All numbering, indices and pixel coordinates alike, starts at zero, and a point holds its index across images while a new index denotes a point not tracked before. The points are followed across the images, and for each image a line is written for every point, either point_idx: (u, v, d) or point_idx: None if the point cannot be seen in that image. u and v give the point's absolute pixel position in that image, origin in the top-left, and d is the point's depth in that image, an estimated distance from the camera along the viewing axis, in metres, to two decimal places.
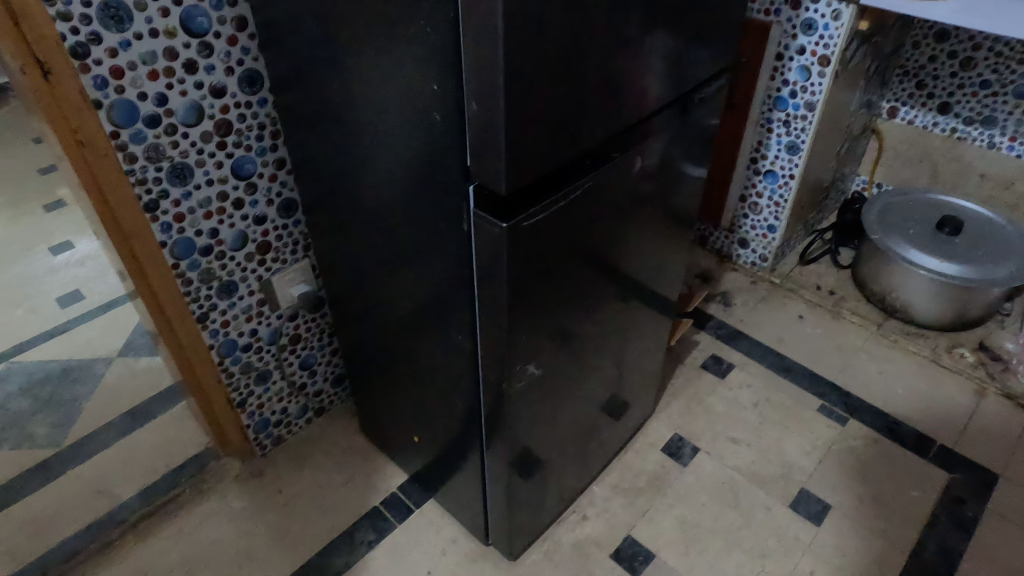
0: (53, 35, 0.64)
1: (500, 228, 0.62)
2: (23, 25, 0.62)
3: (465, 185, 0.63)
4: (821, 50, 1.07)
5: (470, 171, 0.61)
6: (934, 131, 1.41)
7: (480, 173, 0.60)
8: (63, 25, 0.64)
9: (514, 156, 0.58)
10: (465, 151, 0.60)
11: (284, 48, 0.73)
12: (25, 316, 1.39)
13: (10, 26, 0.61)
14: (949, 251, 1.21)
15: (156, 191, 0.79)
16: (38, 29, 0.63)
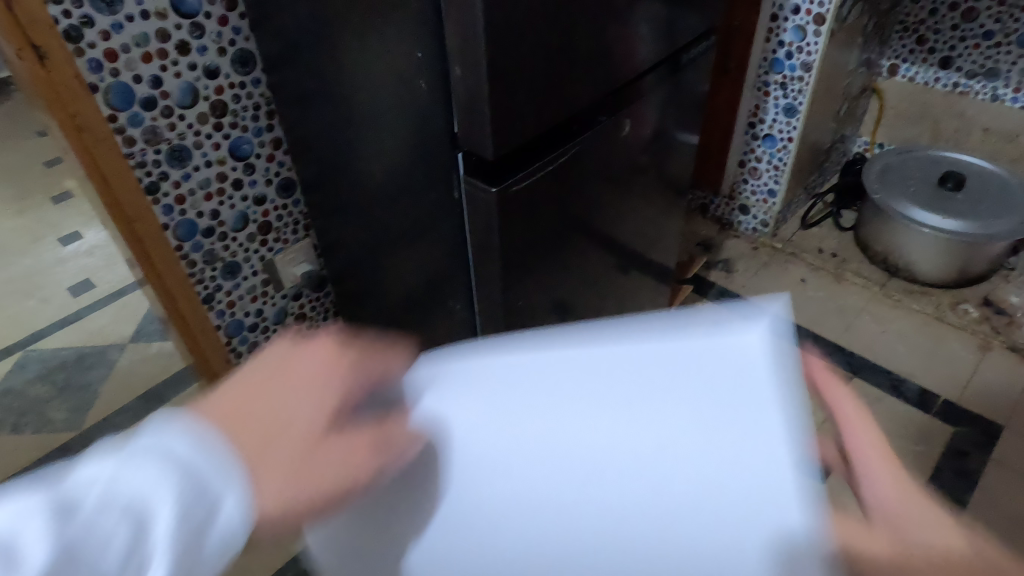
0: (46, 18, 0.64)
1: (489, 193, 0.63)
2: (16, 9, 0.62)
3: (453, 153, 0.64)
4: (815, 9, 1.06)
5: (458, 138, 0.62)
6: (935, 87, 1.40)
7: (467, 139, 0.61)
8: (56, 8, 0.64)
9: (502, 127, 0.59)
10: (454, 123, 0.61)
11: (273, 28, 0.73)
12: (39, 306, 1.41)
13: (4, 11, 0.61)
14: (952, 207, 1.20)
15: (156, 174, 0.79)
16: (31, 13, 0.63)
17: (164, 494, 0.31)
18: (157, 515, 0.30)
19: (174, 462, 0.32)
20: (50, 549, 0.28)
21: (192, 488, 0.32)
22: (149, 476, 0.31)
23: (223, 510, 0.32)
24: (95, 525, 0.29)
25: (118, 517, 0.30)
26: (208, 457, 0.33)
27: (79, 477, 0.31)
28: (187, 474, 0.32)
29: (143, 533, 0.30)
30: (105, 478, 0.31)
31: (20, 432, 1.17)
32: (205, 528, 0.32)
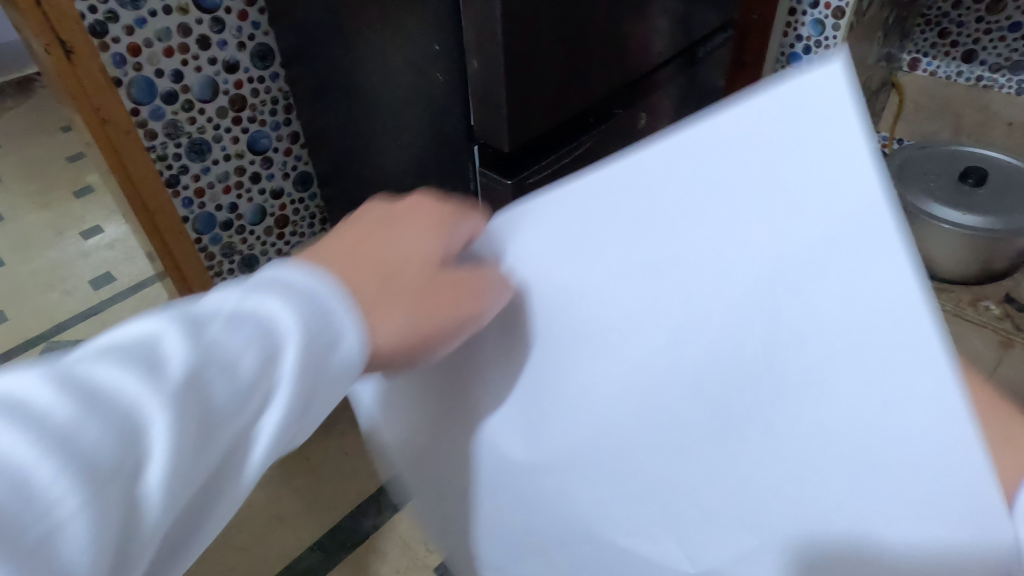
0: (74, 13, 0.64)
1: (506, 183, 0.64)
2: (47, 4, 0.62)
3: (470, 145, 0.64)
4: (835, 3, 1.04)
5: (474, 131, 0.62)
6: (958, 81, 1.38)
7: (483, 131, 0.61)
8: (83, 4, 0.65)
9: (516, 122, 0.59)
10: (468, 115, 0.62)
11: (292, 24, 0.74)
12: (62, 298, 1.44)
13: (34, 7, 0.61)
14: (974, 203, 1.18)
15: (177, 167, 0.80)
16: (60, 7, 0.63)
17: (291, 329, 0.28)
18: (284, 352, 0.28)
19: (299, 301, 0.29)
20: (181, 382, 0.26)
21: (319, 328, 0.29)
22: (271, 312, 0.28)
23: (350, 351, 0.30)
24: (225, 359, 0.27)
25: (245, 351, 0.27)
26: (331, 300, 0.30)
27: (201, 312, 0.28)
28: (313, 317, 0.29)
29: (273, 367, 0.28)
30: (228, 313, 0.28)
31: None
32: (334, 369, 0.30)
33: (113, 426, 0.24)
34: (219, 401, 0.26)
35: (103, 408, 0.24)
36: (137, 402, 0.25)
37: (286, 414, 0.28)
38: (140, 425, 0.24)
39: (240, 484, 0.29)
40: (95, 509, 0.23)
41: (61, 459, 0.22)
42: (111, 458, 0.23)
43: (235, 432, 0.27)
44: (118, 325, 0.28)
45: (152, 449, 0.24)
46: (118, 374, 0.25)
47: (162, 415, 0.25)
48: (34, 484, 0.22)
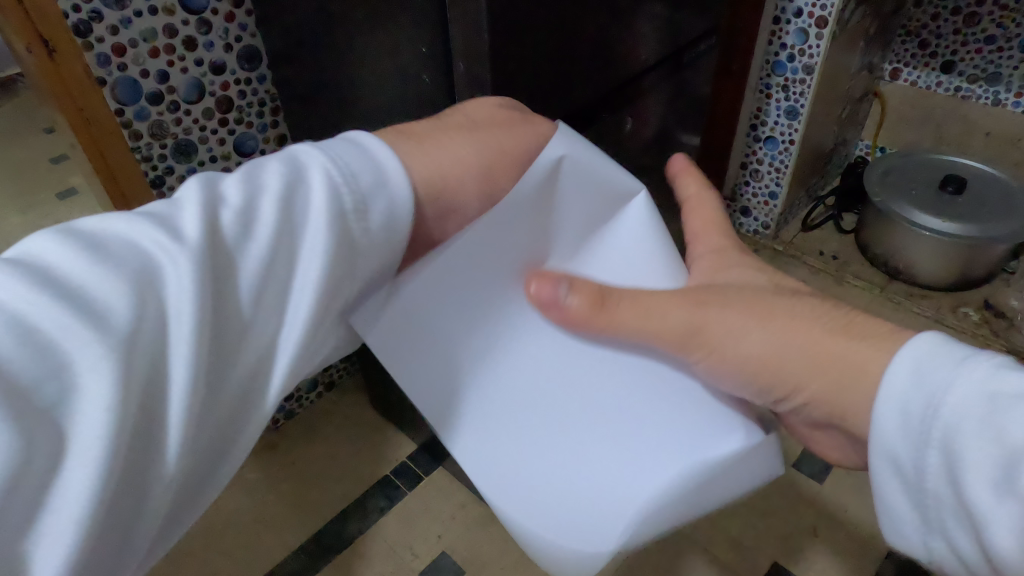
0: (57, 13, 0.64)
1: None
2: (28, 3, 0.61)
3: None
4: (818, 12, 1.06)
5: None
6: (937, 91, 1.40)
7: None
8: (66, 3, 0.64)
9: None
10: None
11: (280, 26, 0.74)
12: None
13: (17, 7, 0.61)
14: (952, 210, 1.21)
15: (162, 168, 0.80)
16: (41, 6, 0.62)
17: (310, 175, 0.43)
18: (304, 191, 0.42)
19: (318, 156, 0.44)
20: (196, 225, 0.38)
21: (339, 171, 0.43)
22: (288, 169, 0.43)
23: (372, 187, 0.44)
24: (243, 206, 0.41)
25: (262, 197, 0.41)
26: (352, 157, 0.44)
27: (225, 181, 0.42)
28: (329, 165, 0.43)
29: (288, 205, 0.41)
30: (248, 176, 0.43)
31: None
32: (360, 200, 0.43)
33: (137, 261, 0.36)
34: (238, 235, 0.40)
35: (127, 248, 0.36)
36: (162, 242, 0.37)
37: (321, 234, 0.41)
38: (158, 278, 0.36)
39: (284, 303, 0.41)
40: (128, 304, 0.34)
41: (102, 270, 0.35)
42: (122, 307, 0.34)
43: (273, 246, 0.40)
44: (148, 205, 0.41)
45: (171, 269, 0.36)
46: (146, 227, 0.38)
47: (179, 248, 0.37)
48: (54, 320, 0.32)
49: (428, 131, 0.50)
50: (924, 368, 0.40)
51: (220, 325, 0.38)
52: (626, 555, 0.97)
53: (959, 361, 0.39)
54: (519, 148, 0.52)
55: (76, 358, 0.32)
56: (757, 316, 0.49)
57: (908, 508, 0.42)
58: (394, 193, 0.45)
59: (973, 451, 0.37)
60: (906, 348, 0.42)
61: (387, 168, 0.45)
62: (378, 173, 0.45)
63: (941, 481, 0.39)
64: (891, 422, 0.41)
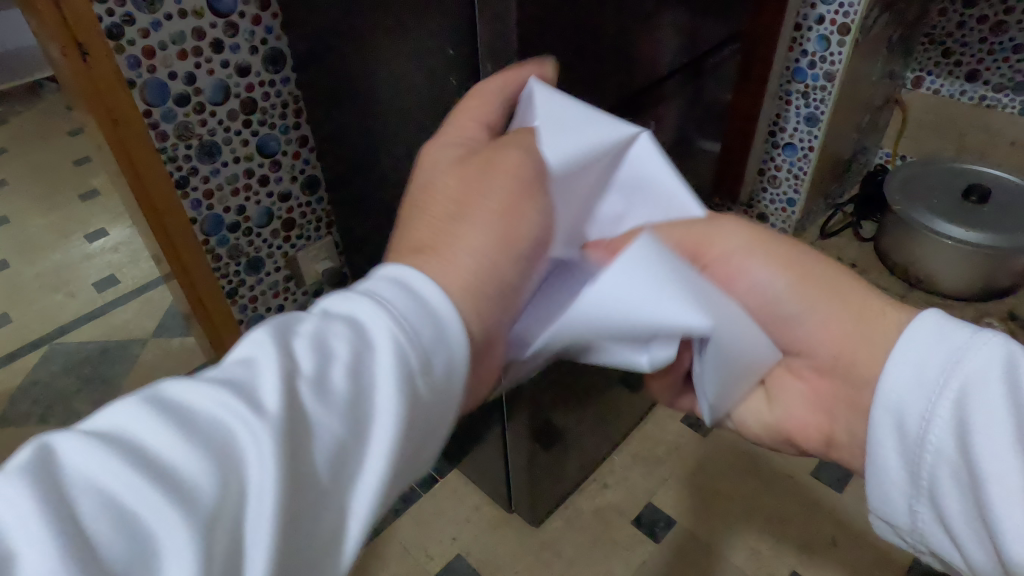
0: (91, 16, 0.65)
1: None
2: (64, 6, 0.63)
3: None
4: (840, 19, 1.05)
5: None
6: (961, 100, 1.38)
7: None
8: (100, 6, 0.66)
9: None
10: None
11: (308, 29, 0.75)
12: (65, 301, 1.45)
13: (53, 10, 0.62)
14: (975, 218, 1.19)
15: (187, 168, 0.81)
16: (77, 9, 0.64)
17: (375, 333, 0.36)
18: (371, 355, 0.36)
19: (379, 304, 0.37)
20: (277, 394, 0.32)
21: (402, 326, 0.36)
22: (354, 327, 0.36)
23: (437, 341, 0.37)
24: (315, 374, 0.34)
25: (330, 364, 0.35)
26: (412, 304, 0.38)
27: (293, 339, 0.36)
28: (396, 320, 0.36)
29: (356, 373, 0.35)
30: (313, 334, 0.36)
31: (48, 423, 1.22)
32: (425, 359, 0.37)
33: (214, 436, 0.30)
34: (312, 411, 0.33)
35: (209, 419, 0.30)
36: (240, 412, 0.31)
37: (393, 402, 0.35)
38: (238, 456, 0.30)
39: (351, 493, 0.33)
40: (212, 486, 0.28)
41: (183, 451, 0.29)
42: (202, 489, 0.28)
43: (344, 428, 0.33)
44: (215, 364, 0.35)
45: (250, 448, 0.30)
46: (223, 393, 0.31)
47: (262, 424, 0.31)
48: (131, 507, 0.26)
49: (438, 238, 0.43)
50: (941, 332, 0.41)
51: (297, 515, 0.31)
52: (642, 561, 0.96)
53: (976, 330, 0.41)
54: (523, 208, 0.46)
55: (156, 541, 0.26)
56: (762, 245, 0.48)
57: (897, 467, 0.44)
58: (454, 346, 0.38)
59: (989, 410, 0.38)
60: (917, 319, 0.43)
61: (443, 313, 0.38)
62: (438, 323, 0.38)
63: (947, 438, 0.41)
64: (902, 381, 0.42)
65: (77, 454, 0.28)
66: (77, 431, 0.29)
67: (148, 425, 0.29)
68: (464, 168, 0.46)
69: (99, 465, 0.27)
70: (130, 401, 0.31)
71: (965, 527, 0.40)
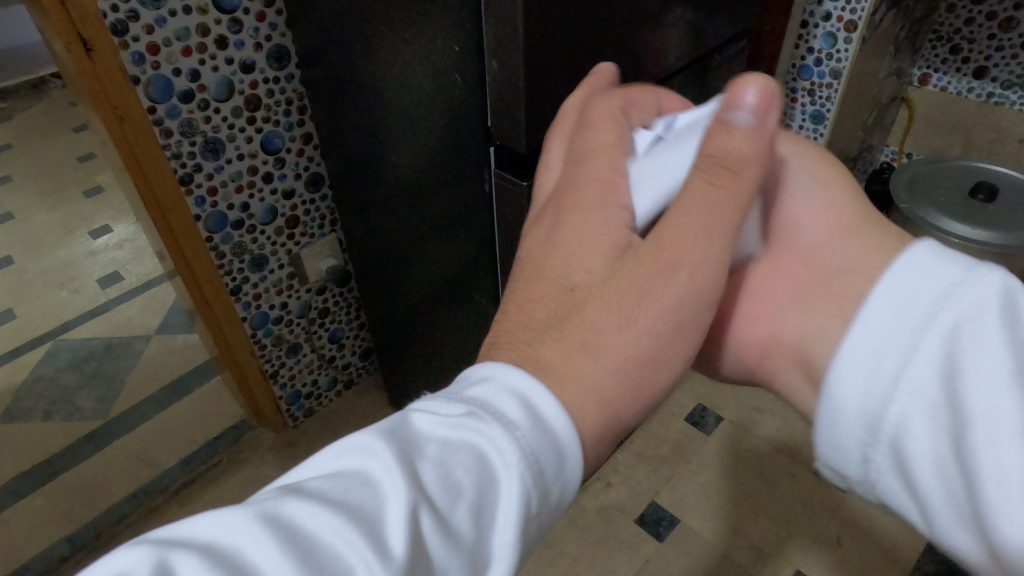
0: (96, 13, 0.65)
1: (520, 187, 0.65)
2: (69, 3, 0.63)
3: (485, 147, 0.66)
4: (847, 16, 1.04)
5: (492, 132, 0.64)
6: (968, 97, 1.38)
7: (500, 132, 0.63)
8: (105, 3, 0.66)
9: (535, 120, 0.60)
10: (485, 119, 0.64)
11: (313, 26, 0.75)
12: (69, 297, 1.46)
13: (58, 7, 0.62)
14: (980, 217, 1.18)
15: (191, 165, 0.81)
16: (81, 5, 0.64)
17: (501, 467, 0.34)
18: (494, 489, 0.34)
19: (509, 431, 0.34)
20: (403, 537, 0.30)
21: (530, 460, 0.34)
22: (479, 456, 0.34)
23: (556, 474, 0.36)
24: (439, 512, 0.32)
25: (455, 501, 0.33)
26: (537, 431, 0.35)
27: (417, 459, 0.34)
28: (523, 453, 0.34)
29: (479, 512, 0.33)
30: (436, 457, 0.34)
31: (52, 419, 1.22)
32: (542, 497, 0.35)
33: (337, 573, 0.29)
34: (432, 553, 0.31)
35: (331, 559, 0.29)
36: (362, 550, 0.29)
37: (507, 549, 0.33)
38: None
39: None
40: None
41: None
42: None
43: (463, 573, 0.32)
44: (332, 474, 0.33)
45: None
46: (351, 525, 0.30)
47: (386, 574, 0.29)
48: None
49: (572, 372, 0.39)
50: (936, 262, 0.40)
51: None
52: (645, 560, 0.96)
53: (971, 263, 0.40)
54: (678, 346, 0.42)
55: None
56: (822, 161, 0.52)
57: (856, 414, 0.41)
58: (568, 476, 0.37)
59: (988, 343, 0.36)
60: (915, 248, 0.42)
61: (565, 445, 0.36)
62: (560, 454, 0.36)
63: (930, 378, 0.38)
64: (884, 308, 0.40)
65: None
66: (200, 549, 0.28)
67: (272, 553, 0.28)
68: (614, 277, 0.41)
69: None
70: (252, 519, 0.29)
71: (933, 480, 0.37)
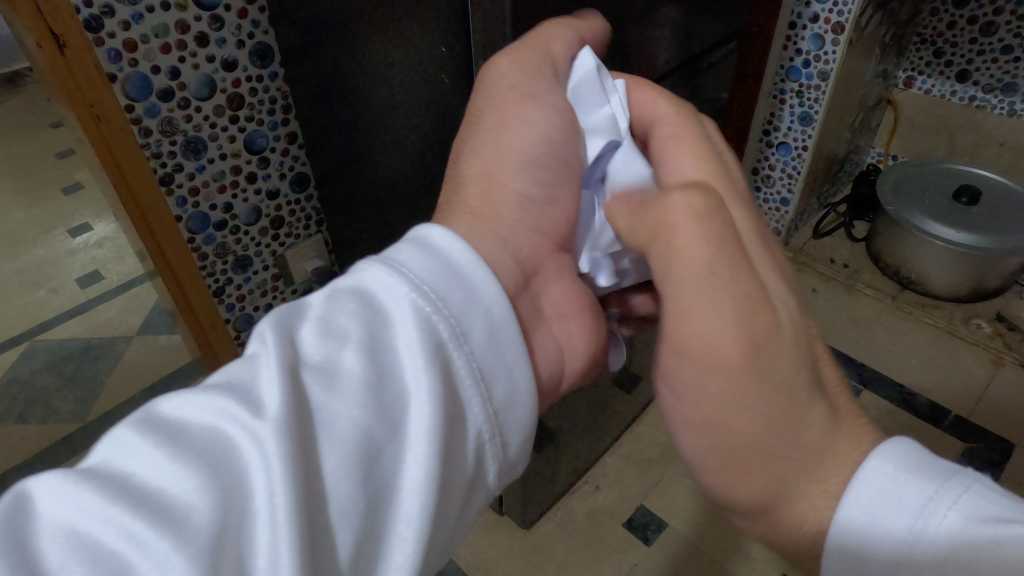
0: (69, 9, 0.64)
1: None
2: None
3: None
4: (835, 17, 1.04)
5: None
6: (952, 100, 1.39)
7: None
8: None
9: None
10: None
11: (296, 22, 0.74)
12: (47, 297, 1.43)
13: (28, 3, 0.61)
14: (963, 220, 1.19)
15: (171, 165, 0.79)
16: (53, 2, 0.62)
17: (391, 301, 0.32)
18: (388, 327, 0.31)
19: (394, 270, 0.33)
20: (278, 392, 0.27)
21: (423, 291, 0.32)
22: (365, 299, 0.32)
23: (467, 304, 0.33)
24: (323, 362, 0.29)
25: (342, 346, 0.30)
26: (431, 266, 0.33)
27: (299, 323, 0.31)
28: (412, 285, 0.32)
29: (375, 352, 0.30)
30: (320, 315, 0.31)
31: (28, 421, 1.20)
32: (458, 324, 0.32)
33: (216, 450, 0.26)
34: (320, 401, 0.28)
35: (207, 436, 0.26)
36: (239, 418, 0.27)
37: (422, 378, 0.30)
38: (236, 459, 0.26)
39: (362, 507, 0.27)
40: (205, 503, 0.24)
41: (170, 476, 0.24)
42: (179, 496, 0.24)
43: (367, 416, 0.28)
44: (217, 370, 0.30)
45: (259, 466, 0.26)
46: (222, 399, 0.27)
47: (262, 425, 0.26)
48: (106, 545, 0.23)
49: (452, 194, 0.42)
50: (879, 513, 0.34)
51: (319, 517, 0.26)
52: (632, 564, 0.95)
53: (925, 502, 0.33)
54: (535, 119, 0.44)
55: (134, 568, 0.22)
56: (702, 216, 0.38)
57: None
58: (492, 308, 0.34)
59: None
60: (862, 475, 0.36)
61: (469, 272, 0.34)
62: (465, 284, 0.33)
63: None
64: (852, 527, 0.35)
65: (61, 499, 0.24)
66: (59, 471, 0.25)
67: (143, 453, 0.25)
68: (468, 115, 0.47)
69: (80, 507, 0.23)
70: (118, 430, 0.26)
71: None
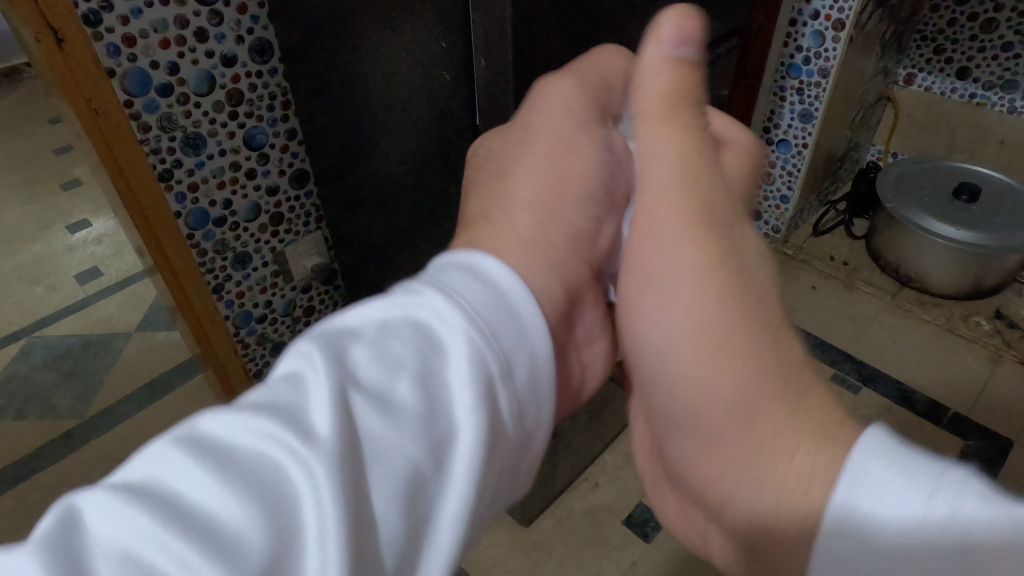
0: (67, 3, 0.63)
1: None
2: None
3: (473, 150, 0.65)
4: (835, 14, 1.04)
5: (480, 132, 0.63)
6: (952, 97, 1.38)
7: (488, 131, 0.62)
8: None
9: None
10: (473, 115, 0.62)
11: (295, 19, 0.74)
12: (46, 294, 1.43)
13: None
14: (963, 217, 1.19)
15: (170, 161, 0.79)
16: None
17: (446, 332, 0.35)
18: (442, 356, 0.34)
19: (451, 301, 0.36)
20: (330, 418, 0.29)
21: (477, 326, 0.35)
22: (420, 327, 0.35)
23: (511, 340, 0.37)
24: (380, 386, 0.32)
25: (397, 372, 0.32)
26: (484, 303, 0.37)
27: (353, 344, 0.33)
28: (468, 318, 0.35)
29: (427, 378, 0.33)
30: (374, 338, 0.34)
31: (26, 418, 1.19)
32: (505, 360, 0.36)
33: (264, 476, 0.27)
34: (374, 421, 0.30)
35: (254, 459, 0.27)
36: (288, 444, 0.28)
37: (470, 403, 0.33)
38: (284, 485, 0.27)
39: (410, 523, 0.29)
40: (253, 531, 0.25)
41: (216, 500, 0.25)
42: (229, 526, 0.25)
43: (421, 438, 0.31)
44: (251, 390, 0.31)
45: (307, 493, 0.27)
46: (269, 422, 0.28)
47: (310, 453, 0.27)
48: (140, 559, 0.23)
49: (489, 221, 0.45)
50: (879, 497, 0.30)
51: (366, 538, 0.27)
52: (632, 561, 0.96)
53: (932, 486, 0.29)
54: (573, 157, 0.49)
55: None
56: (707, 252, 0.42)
57: None
58: (533, 343, 0.38)
59: None
60: (858, 453, 0.32)
61: (518, 311, 0.38)
62: (512, 321, 0.37)
63: None
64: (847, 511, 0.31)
65: (104, 515, 0.24)
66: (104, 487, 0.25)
67: (188, 474, 0.26)
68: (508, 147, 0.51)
69: (131, 530, 0.24)
70: (166, 449, 0.27)
71: None
